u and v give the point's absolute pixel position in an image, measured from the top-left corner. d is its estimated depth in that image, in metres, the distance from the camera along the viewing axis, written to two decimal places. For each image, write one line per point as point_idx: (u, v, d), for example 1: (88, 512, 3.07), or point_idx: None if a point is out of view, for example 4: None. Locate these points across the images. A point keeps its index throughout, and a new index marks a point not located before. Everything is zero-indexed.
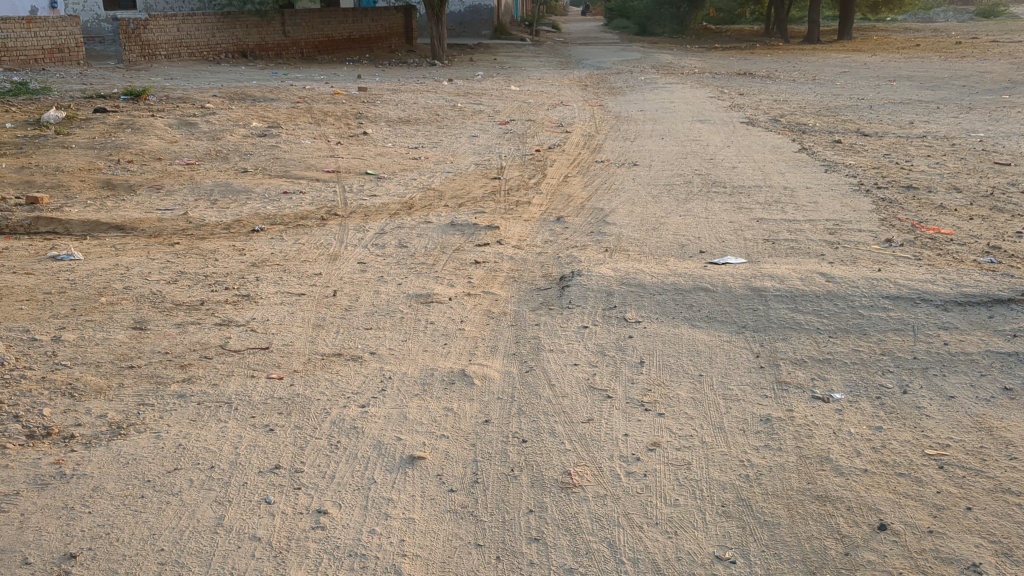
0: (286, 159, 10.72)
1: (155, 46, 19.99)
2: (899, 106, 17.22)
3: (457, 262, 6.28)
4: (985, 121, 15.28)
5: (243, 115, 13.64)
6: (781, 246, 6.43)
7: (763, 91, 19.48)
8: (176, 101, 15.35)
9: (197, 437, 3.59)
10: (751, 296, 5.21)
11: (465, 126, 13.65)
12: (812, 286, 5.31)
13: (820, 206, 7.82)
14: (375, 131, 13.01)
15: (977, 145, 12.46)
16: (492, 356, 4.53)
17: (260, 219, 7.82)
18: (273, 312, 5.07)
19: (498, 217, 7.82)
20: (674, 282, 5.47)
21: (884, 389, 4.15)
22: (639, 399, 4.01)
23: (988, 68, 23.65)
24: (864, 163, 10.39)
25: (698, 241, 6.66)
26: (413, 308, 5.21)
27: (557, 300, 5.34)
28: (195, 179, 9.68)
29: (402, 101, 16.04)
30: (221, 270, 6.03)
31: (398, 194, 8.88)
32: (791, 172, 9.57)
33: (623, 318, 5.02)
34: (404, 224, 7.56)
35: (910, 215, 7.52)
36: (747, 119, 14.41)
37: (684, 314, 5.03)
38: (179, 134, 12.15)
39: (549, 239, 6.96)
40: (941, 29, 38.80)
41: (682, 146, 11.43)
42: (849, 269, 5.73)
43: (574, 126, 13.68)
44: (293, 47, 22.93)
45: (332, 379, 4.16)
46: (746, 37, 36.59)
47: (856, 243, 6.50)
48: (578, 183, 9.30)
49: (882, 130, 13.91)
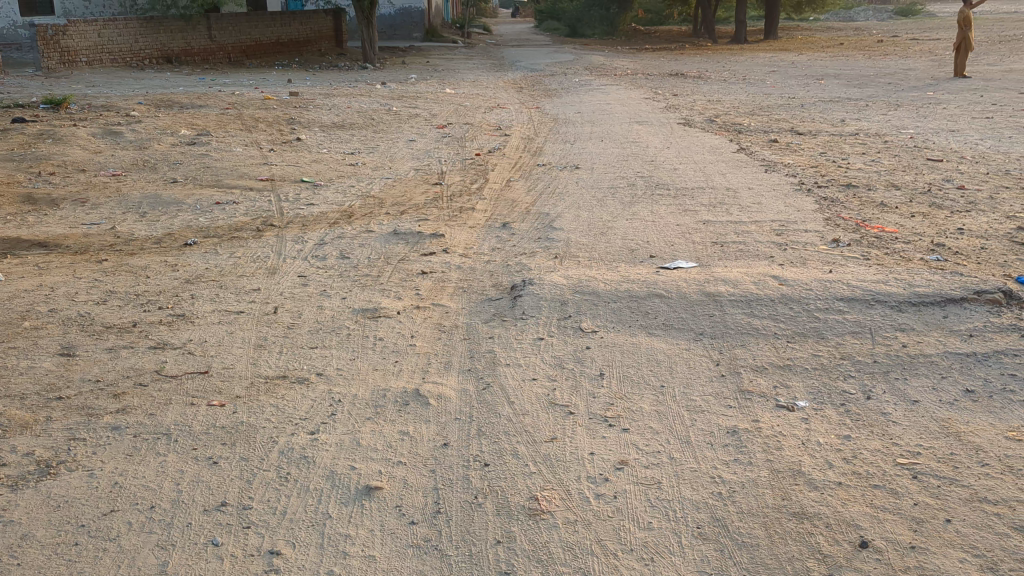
0: (217, 168, 10.38)
1: (75, 52, 19.29)
2: (830, 104, 17.43)
3: (402, 273, 6.08)
4: (914, 117, 15.54)
5: (170, 123, 13.22)
6: (730, 249, 6.36)
7: (696, 91, 19.57)
8: (99, 109, 14.84)
9: (135, 474, 3.35)
10: (706, 301, 5.11)
11: (401, 130, 13.41)
12: (766, 289, 5.22)
13: (765, 206, 7.79)
14: (309, 137, 12.71)
15: (909, 142, 12.63)
16: (445, 372, 4.35)
17: (193, 232, 7.52)
18: (212, 332, 4.82)
19: (441, 224, 7.62)
20: (628, 289, 5.34)
21: (849, 395, 4.06)
22: (601, 415, 3.86)
23: (912, 66, 24.15)
24: (803, 162, 10.43)
25: (647, 245, 6.56)
26: (360, 323, 4.99)
27: (509, 311, 5.18)
28: (122, 191, 9.31)
29: (335, 106, 15.73)
30: (153, 288, 5.74)
31: (337, 202, 8.63)
32: (733, 173, 9.54)
33: (578, 328, 4.87)
34: (344, 234, 7.33)
35: (854, 214, 7.52)
36: (683, 120, 14.43)
37: (640, 323, 4.90)
38: (103, 144, 11.70)
39: (495, 247, 6.80)
40: (863, 28, 39.65)
41: (622, 148, 11.36)
42: (801, 271, 5.67)
43: (512, 129, 13.55)
44: (219, 52, 22.42)
45: (278, 404, 3.94)
46: (675, 37, 36.91)
47: (804, 244, 6.45)
48: (521, 187, 9.15)
49: (817, 129, 14.04)
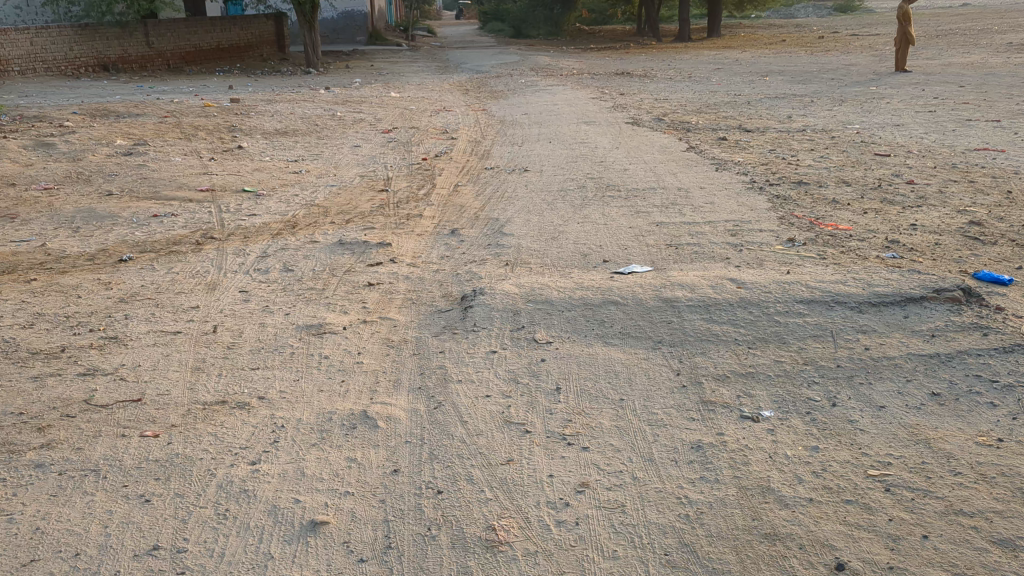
0: (155, 179, 10.04)
1: (6, 61, 18.85)
2: (775, 101, 17.49)
3: (348, 286, 5.85)
4: (859, 112, 15.63)
5: (106, 133, 12.80)
6: (685, 251, 6.22)
7: (642, 90, 19.54)
8: (31, 120, 14.37)
9: (59, 516, 3.09)
10: (664, 307, 4.95)
11: (346, 135, 13.14)
12: (724, 292, 5.09)
13: (717, 206, 7.68)
14: (250, 144, 12.40)
15: (856, 137, 12.67)
16: (395, 392, 4.14)
17: (128, 247, 7.21)
18: (146, 356, 4.55)
19: (388, 232, 7.41)
20: (582, 296, 5.17)
21: (814, 403, 3.93)
22: (560, 432, 3.68)
23: (854, 61, 24.40)
24: (753, 160, 10.36)
25: (600, 249, 6.40)
26: (304, 341, 4.75)
27: (461, 323, 4.98)
28: (54, 205, 8.93)
29: (278, 112, 15.42)
30: (84, 309, 5.44)
31: (280, 212, 8.36)
32: (683, 172, 9.45)
33: (533, 340, 4.69)
34: (288, 245, 7.08)
35: (807, 212, 7.45)
36: (631, 119, 14.36)
37: (596, 332, 4.74)
38: (35, 156, 11.29)
39: (445, 255, 6.60)
40: (803, 25, 40.09)
41: (571, 149, 11.23)
42: (758, 273, 5.54)
43: (459, 132, 13.35)
44: (158, 59, 21.88)
45: (216, 433, 3.70)
46: (620, 36, 37.00)
47: (760, 244, 6.35)
48: (470, 192, 8.95)
49: (764, 126, 14.03)
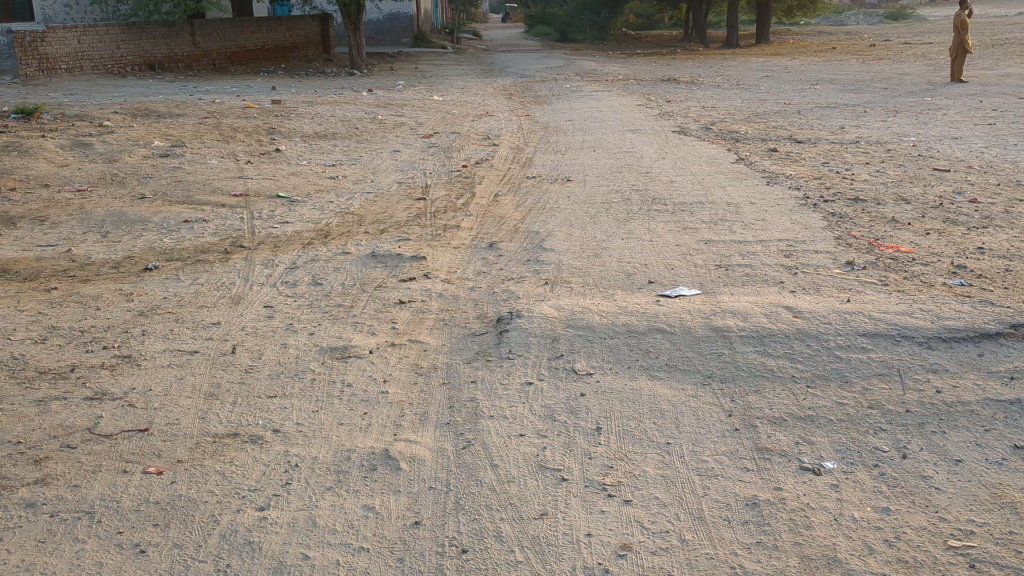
0: (189, 182, 9.85)
1: (55, 59, 18.66)
2: (827, 110, 16.99)
3: (377, 304, 5.54)
4: (915, 124, 15.10)
5: (144, 134, 12.64)
6: (736, 274, 5.84)
7: (689, 97, 19.10)
8: (73, 119, 14.31)
9: (44, 569, 2.83)
10: (714, 338, 4.57)
11: (385, 140, 12.91)
12: (779, 323, 4.70)
13: (769, 223, 7.28)
14: (288, 148, 12.19)
15: (913, 150, 12.16)
16: (422, 427, 3.82)
17: (155, 254, 6.99)
18: (158, 378, 4.29)
19: (424, 244, 7.11)
20: (625, 322, 4.82)
21: (881, 455, 3.55)
22: (600, 482, 3.33)
23: (907, 70, 23.76)
24: (805, 174, 9.93)
25: (644, 269, 6.04)
26: (327, 366, 4.45)
27: (495, 349, 4.65)
28: (85, 208, 8.75)
29: (318, 114, 15.23)
30: (102, 323, 5.20)
31: (313, 220, 8.09)
32: (733, 186, 9.04)
33: (571, 370, 4.35)
34: (319, 256, 6.80)
35: (866, 232, 7.02)
36: (678, 128, 13.96)
37: (640, 363, 4.38)
38: (71, 156, 11.18)
39: (480, 271, 6.28)
40: (854, 31, 39.36)
41: (614, 158, 10.88)
42: (815, 300, 5.15)
43: (500, 138, 13.05)
44: (204, 59, 21.83)
45: (224, 472, 3.41)
46: (667, 41, 36.51)
47: (816, 267, 5.95)
48: (509, 203, 8.62)
49: (816, 137, 13.54)
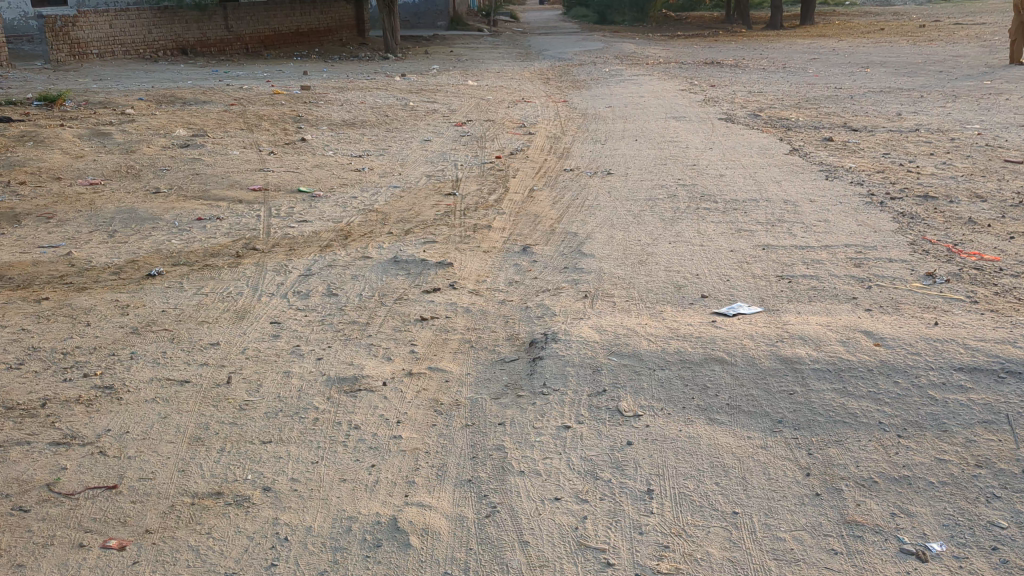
0: (207, 175, 9.32)
1: (86, 44, 18.18)
2: (881, 95, 16.12)
3: (396, 320, 4.95)
4: (976, 110, 14.21)
5: (165, 122, 12.14)
6: (801, 287, 5.16)
7: (734, 81, 18.28)
8: (97, 106, 13.85)
9: None
10: (782, 372, 3.91)
11: (416, 128, 12.31)
12: (858, 353, 4.02)
13: (832, 224, 6.60)
14: (314, 137, 11.63)
15: (978, 139, 11.34)
16: (439, 485, 3.23)
17: (160, 258, 6.44)
18: (139, 417, 3.73)
19: (451, 247, 6.50)
20: (677, 349, 4.16)
21: (998, 533, 2.90)
22: (653, 569, 2.75)
23: (962, 52, 22.70)
24: (866, 166, 9.19)
25: (695, 281, 5.39)
26: (333, 402, 3.85)
27: (526, 381, 4.04)
28: (95, 204, 8.25)
29: (348, 101, 14.68)
30: (89, 343, 4.65)
31: (333, 218, 7.51)
32: (788, 180, 8.34)
33: (616, 411, 3.72)
34: (336, 261, 6.23)
35: (942, 236, 6.31)
36: (724, 115, 13.22)
37: (697, 403, 3.74)
38: (88, 146, 10.70)
39: (513, 281, 5.68)
40: (903, 12, 38.10)
41: (658, 149, 10.19)
42: (897, 323, 4.47)
43: (536, 126, 12.40)
44: (237, 43, 21.34)
45: (201, 548, 2.86)
46: (709, 23, 35.53)
47: (891, 279, 5.26)
48: (545, 199, 7.99)
49: (872, 124, 12.72)
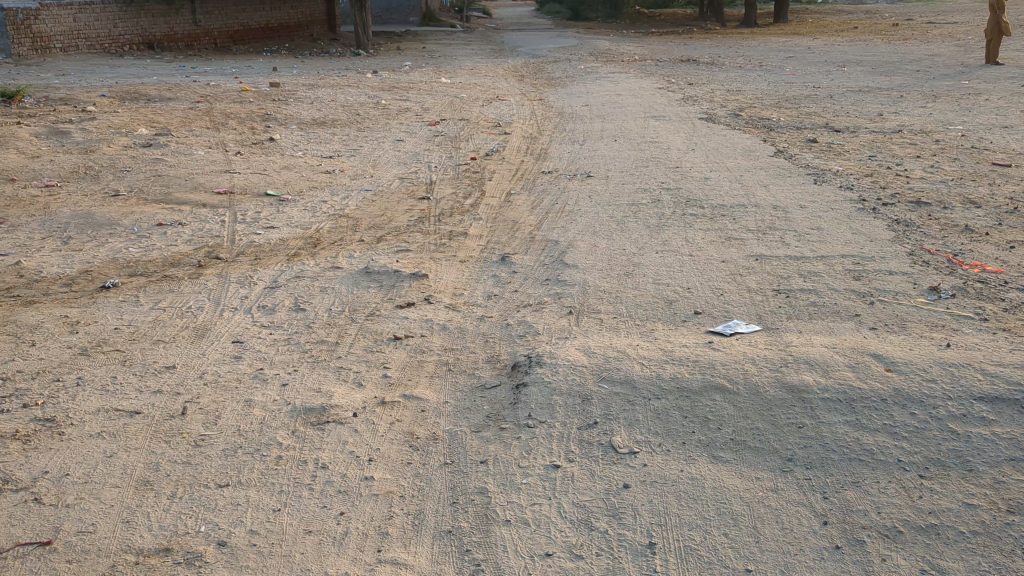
0: (170, 176, 8.91)
1: (49, 38, 17.58)
2: (861, 95, 15.92)
3: (368, 340, 4.59)
4: (957, 110, 14.04)
5: (128, 120, 11.68)
6: (799, 303, 4.87)
7: (713, 80, 18.03)
8: (57, 103, 13.33)
9: None
10: (789, 402, 3.60)
11: (389, 127, 11.93)
12: (869, 381, 3.72)
13: (826, 233, 6.32)
14: (283, 136, 11.23)
15: (963, 141, 11.13)
16: (416, 538, 2.89)
17: (115, 268, 6.04)
18: (81, 456, 3.35)
19: (426, 257, 6.15)
20: (673, 375, 3.84)
21: None
22: None
23: (938, 50, 22.64)
24: (853, 170, 8.93)
25: (686, 295, 5.08)
26: (298, 437, 3.49)
27: (511, 412, 3.70)
28: (50, 207, 7.81)
29: (319, 98, 14.27)
30: (32, 367, 4.26)
31: (302, 224, 7.14)
32: (775, 184, 8.06)
33: (610, 447, 3.39)
34: (304, 271, 5.86)
35: (940, 245, 6.05)
36: (704, 114, 12.95)
37: (699, 439, 3.43)
38: (44, 146, 10.22)
39: (492, 294, 5.34)
40: (875, 10, 38.15)
41: (639, 150, 9.89)
42: (906, 344, 4.17)
43: (512, 125, 12.07)
44: (205, 38, 20.81)
45: None
46: (684, 19, 35.32)
47: (892, 294, 4.99)
48: (524, 203, 7.66)
49: (854, 125, 12.50)
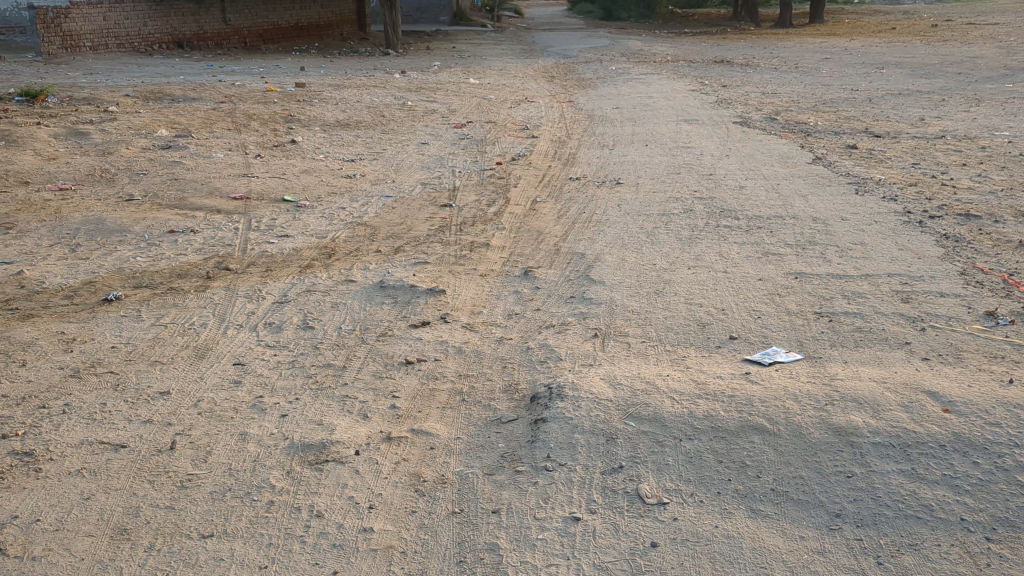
0: (186, 180, 8.66)
1: (78, 36, 17.45)
2: (901, 98, 15.43)
3: (378, 364, 4.28)
4: (1002, 115, 13.53)
5: (148, 121, 11.46)
6: (844, 328, 4.50)
7: (747, 82, 17.58)
8: (80, 103, 13.16)
9: None
10: (837, 448, 3.24)
11: (413, 130, 11.65)
12: (925, 423, 3.34)
13: (870, 249, 5.94)
14: (305, 138, 10.97)
15: (1010, 148, 10.66)
16: None
17: (121, 279, 5.77)
18: (55, 498, 3.07)
19: (444, 270, 5.84)
20: (706, 412, 3.49)
21: None
22: None
23: (977, 53, 22.03)
24: (896, 179, 8.52)
25: (721, 317, 4.73)
26: (293, 478, 3.19)
27: (527, 451, 3.37)
28: (62, 213, 7.58)
29: (344, 99, 14.01)
30: (19, 390, 3.99)
31: (318, 233, 6.85)
32: (814, 194, 7.68)
33: (636, 496, 3.06)
34: (317, 285, 5.56)
35: (994, 264, 5.64)
36: (738, 118, 12.55)
37: (737, 489, 3.08)
38: (63, 147, 10.02)
39: (513, 313, 5.01)
40: (912, 11, 37.42)
41: (671, 155, 9.52)
42: (966, 380, 3.79)
43: (540, 129, 11.73)
44: (234, 37, 20.63)
45: None
46: (717, 20, 34.79)
47: (945, 319, 4.60)
48: (550, 212, 7.33)
49: (895, 130, 12.04)
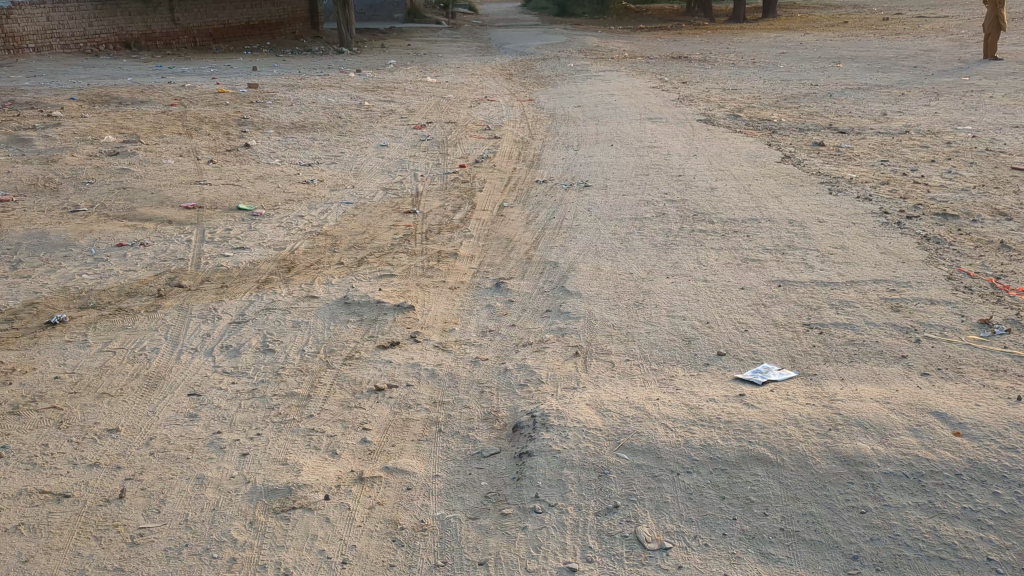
0: (135, 189, 8.26)
1: (21, 38, 16.83)
2: (861, 93, 15.37)
3: (346, 392, 3.98)
4: (963, 109, 13.50)
5: (94, 126, 11.00)
6: (837, 342, 4.29)
7: (707, 78, 17.44)
8: (22, 107, 12.62)
9: None
10: (848, 479, 3.01)
11: (371, 131, 11.31)
12: (939, 450, 3.12)
13: (852, 253, 5.75)
14: (259, 142, 10.58)
15: (975, 142, 10.58)
16: None
17: (65, 299, 5.41)
18: None
19: (411, 283, 5.54)
20: (704, 442, 3.24)
21: None
22: None
23: (932, 46, 22.12)
24: (867, 177, 8.37)
25: (707, 331, 4.50)
26: (258, 531, 2.90)
27: (513, 491, 3.10)
28: (2, 226, 7.16)
29: (299, 100, 13.61)
30: None
31: (276, 244, 6.52)
32: (787, 195, 7.50)
33: (636, 541, 2.81)
34: (277, 302, 5.24)
35: (979, 267, 5.47)
36: (702, 115, 12.37)
37: (745, 529, 2.84)
38: (3, 155, 9.55)
39: (487, 329, 4.73)
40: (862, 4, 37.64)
41: (637, 156, 9.30)
42: (973, 397, 3.58)
43: (502, 129, 11.44)
44: (183, 37, 20.09)
45: None
46: (672, 15, 34.71)
47: (940, 330, 4.41)
48: (518, 218, 7.06)
49: (859, 126, 11.93)
